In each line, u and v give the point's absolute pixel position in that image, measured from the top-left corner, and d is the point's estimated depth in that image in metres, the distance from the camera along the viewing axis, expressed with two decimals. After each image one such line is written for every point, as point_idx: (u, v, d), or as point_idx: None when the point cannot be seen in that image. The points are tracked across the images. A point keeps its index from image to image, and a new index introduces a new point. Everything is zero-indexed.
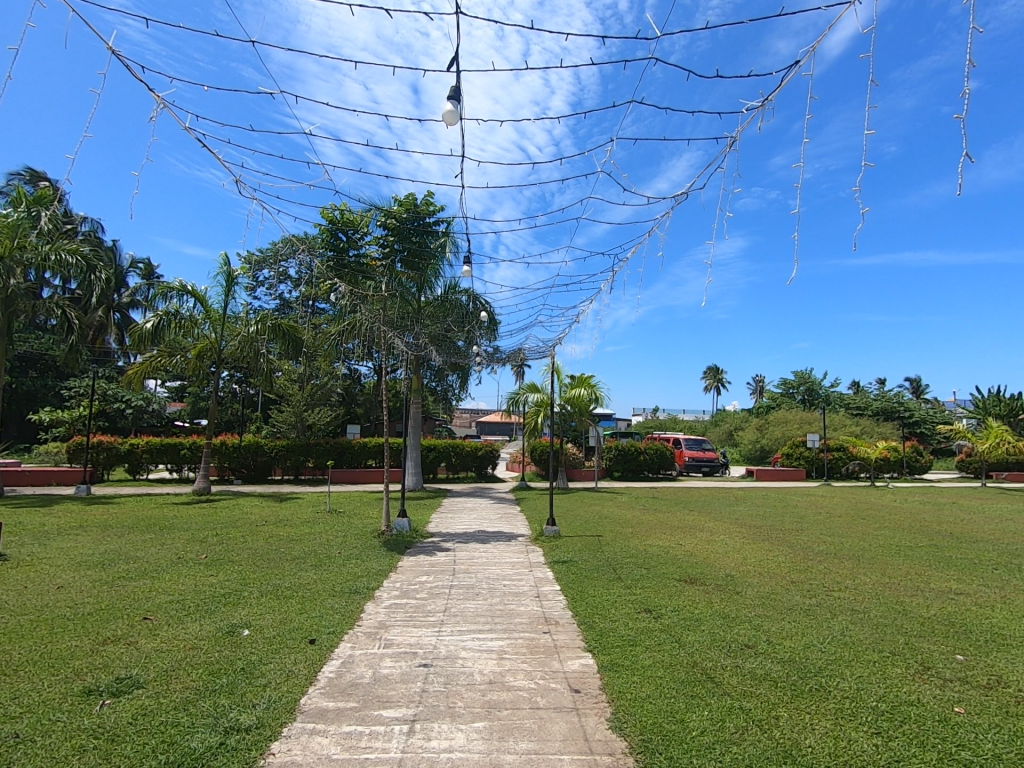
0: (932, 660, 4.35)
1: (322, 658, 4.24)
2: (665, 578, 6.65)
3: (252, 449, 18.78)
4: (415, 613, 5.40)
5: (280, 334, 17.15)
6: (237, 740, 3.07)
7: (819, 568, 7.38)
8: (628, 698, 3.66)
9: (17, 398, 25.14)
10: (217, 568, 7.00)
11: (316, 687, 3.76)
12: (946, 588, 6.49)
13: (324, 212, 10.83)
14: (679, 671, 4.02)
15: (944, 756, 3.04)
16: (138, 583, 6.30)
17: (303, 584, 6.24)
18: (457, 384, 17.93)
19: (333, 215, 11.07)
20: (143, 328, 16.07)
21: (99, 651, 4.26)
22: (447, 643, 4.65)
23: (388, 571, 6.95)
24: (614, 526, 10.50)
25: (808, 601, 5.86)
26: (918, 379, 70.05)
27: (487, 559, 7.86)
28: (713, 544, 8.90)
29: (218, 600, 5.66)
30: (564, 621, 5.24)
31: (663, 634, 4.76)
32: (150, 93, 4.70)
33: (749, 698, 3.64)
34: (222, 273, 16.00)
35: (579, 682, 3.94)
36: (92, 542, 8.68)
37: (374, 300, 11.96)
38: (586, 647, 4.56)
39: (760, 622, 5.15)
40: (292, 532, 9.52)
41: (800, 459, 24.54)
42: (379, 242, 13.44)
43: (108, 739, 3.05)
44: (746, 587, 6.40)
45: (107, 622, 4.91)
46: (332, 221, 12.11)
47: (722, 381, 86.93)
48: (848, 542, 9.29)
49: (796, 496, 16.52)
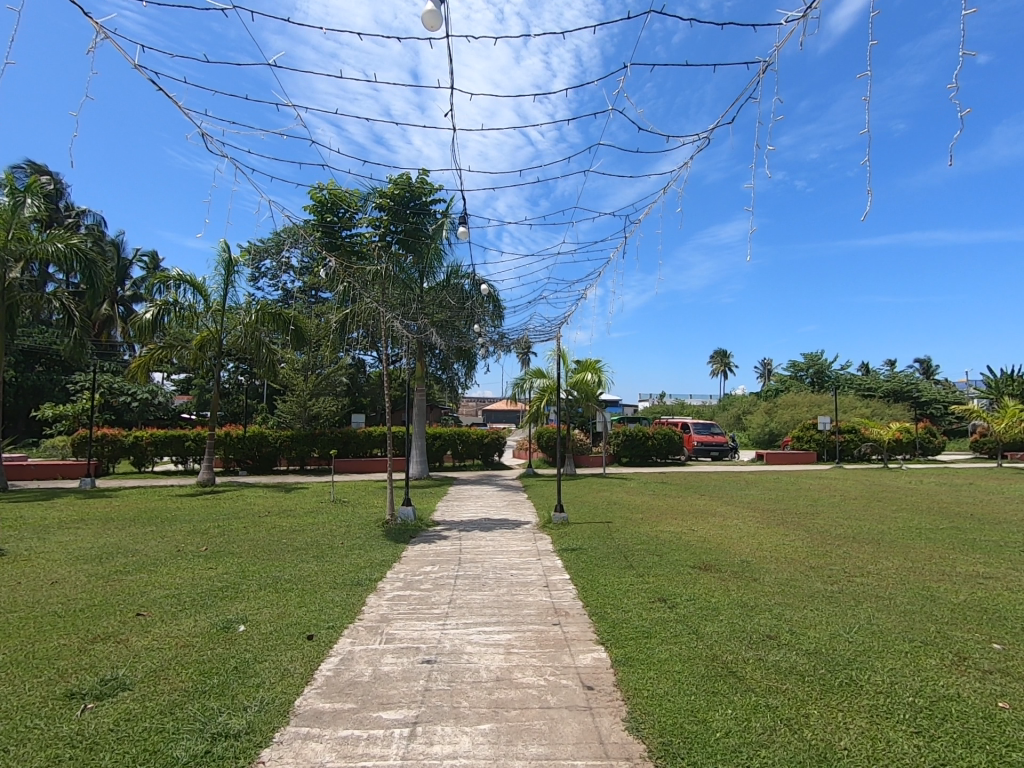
0: (969, 649, 4.08)
1: (322, 655, 4.03)
2: (678, 565, 6.42)
3: (257, 440, 18.65)
4: (420, 606, 5.17)
5: (283, 324, 16.98)
6: (225, 747, 2.85)
7: (838, 553, 7.11)
8: (644, 695, 3.42)
9: (24, 392, 25.10)
10: (217, 561, 6.80)
11: (313, 687, 3.54)
12: (972, 572, 6.22)
13: (311, 190, 10.33)
14: (698, 665, 3.78)
15: (995, 758, 2.77)
16: (134, 577, 6.11)
17: (304, 576, 6.03)
18: (462, 372, 17.43)
19: (322, 193, 10.54)
20: (143, 319, 15.92)
21: (88, 650, 4.06)
22: (453, 636, 4.43)
23: (392, 562, 6.73)
24: (624, 512, 10.28)
25: (830, 588, 5.60)
26: (928, 360, 69.35)
27: (494, 548, 7.62)
28: (726, 530, 8.63)
29: (215, 594, 5.45)
30: (574, 611, 5.02)
31: (679, 625, 4.51)
32: (88, 19, 4.09)
33: (776, 695, 3.39)
34: (221, 261, 15.72)
35: (592, 678, 3.70)
36: (92, 535, 8.53)
37: (373, 283, 11.57)
38: (599, 639, 4.33)
39: (781, 610, 4.89)
40: (295, 522, 9.32)
41: (811, 442, 24.25)
42: (373, 223, 13.12)
43: (87, 747, 2.84)
44: (764, 573, 6.14)
45: (99, 619, 4.72)
46: (322, 200, 11.54)
47: (730, 366, 86.68)
48: (866, 525, 9.02)
49: (808, 478, 16.27)
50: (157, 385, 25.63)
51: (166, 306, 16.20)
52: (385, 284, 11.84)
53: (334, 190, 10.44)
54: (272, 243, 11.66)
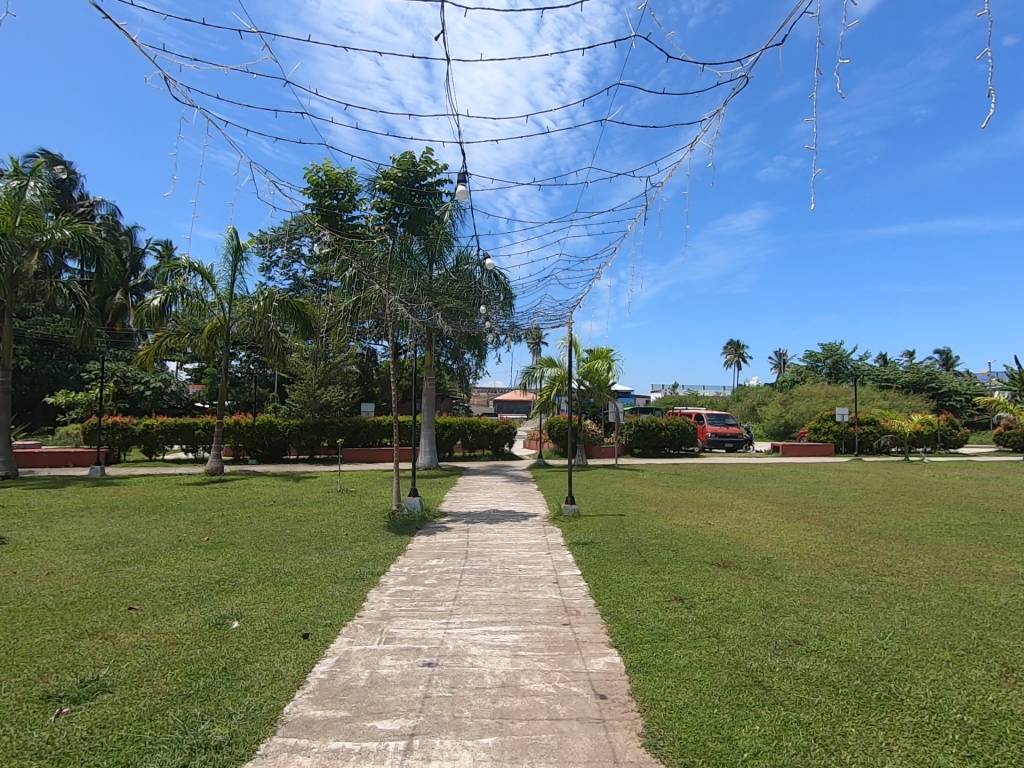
0: (1017, 660, 3.74)
1: (317, 656, 3.80)
2: (695, 562, 6.10)
3: (266, 429, 18.54)
4: (423, 602, 4.92)
5: (291, 312, 16.80)
6: (204, 760, 2.62)
7: (864, 550, 6.75)
8: (662, 708, 3.14)
9: (39, 380, 25.21)
10: (218, 552, 6.61)
11: (304, 692, 3.30)
12: (1011, 572, 5.84)
13: (310, 172, 10.02)
14: (720, 673, 3.48)
15: None
16: (131, 568, 5.93)
17: (305, 569, 5.81)
18: (473, 361, 17.11)
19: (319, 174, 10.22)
20: (151, 306, 15.84)
21: (74, 646, 3.87)
22: (456, 637, 4.16)
23: (396, 555, 6.50)
24: (637, 504, 9.97)
25: (858, 589, 5.26)
26: (949, 350, 67.71)
27: (503, 541, 7.36)
28: (744, 524, 8.29)
29: (211, 587, 5.25)
30: (586, 610, 4.74)
31: (698, 628, 4.22)
32: None
33: (808, 710, 3.09)
34: (229, 246, 15.50)
35: (605, 686, 3.42)
36: (95, 524, 8.39)
37: (378, 268, 11.27)
38: (612, 642, 4.05)
39: (807, 612, 4.58)
40: (300, 513, 9.12)
41: (829, 434, 23.70)
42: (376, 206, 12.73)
43: (56, 758, 2.62)
44: (786, 571, 5.82)
45: (89, 613, 4.53)
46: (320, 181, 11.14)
47: (743, 356, 85.75)
48: (891, 520, 8.62)
49: (827, 471, 15.83)
50: (170, 374, 25.64)
51: (174, 293, 16.05)
52: (394, 272, 11.49)
53: (331, 170, 10.01)
54: (282, 232, 11.44)
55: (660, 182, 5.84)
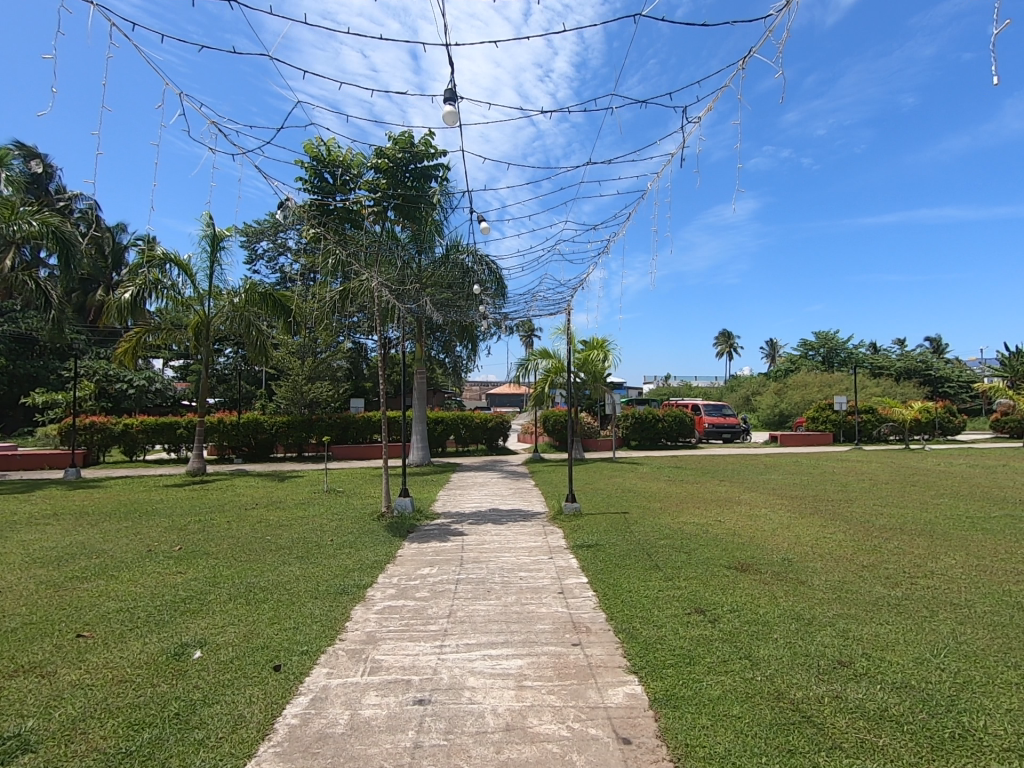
0: None
1: (288, 693, 3.25)
2: (711, 565, 5.60)
3: (252, 427, 17.86)
4: (413, 621, 4.38)
5: (270, 303, 16.21)
6: None
7: (889, 548, 6.28)
8: (699, 756, 2.62)
9: (18, 380, 24.34)
10: (188, 563, 6.02)
11: (269, 745, 2.75)
12: None
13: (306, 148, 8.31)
14: (762, 707, 2.99)
15: None
16: (90, 585, 5.34)
17: (283, 582, 5.25)
18: (466, 354, 16.50)
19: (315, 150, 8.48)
20: (122, 299, 14.95)
21: (2, 688, 3.30)
22: (451, 664, 3.63)
23: (385, 562, 5.96)
24: (641, 500, 9.49)
25: (894, 594, 4.78)
26: (938, 337, 67.89)
27: (500, 544, 6.84)
28: (756, 520, 7.82)
29: (175, 606, 4.67)
30: (597, 626, 4.21)
31: (726, 648, 3.72)
32: None
33: (872, 756, 2.59)
34: (207, 235, 14.74)
35: (628, 727, 2.90)
36: (60, 533, 7.76)
37: (371, 259, 10.40)
38: (631, 667, 3.54)
39: (845, 625, 4.08)
40: (283, 517, 8.54)
41: (827, 423, 23.44)
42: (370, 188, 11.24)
43: None
44: (811, 574, 5.34)
45: (30, 643, 3.94)
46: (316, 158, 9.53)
47: (733, 348, 86.15)
48: (909, 513, 8.18)
49: (830, 460, 15.47)
50: (154, 372, 24.89)
51: (150, 286, 15.23)
52: (389, 260, 10.75)
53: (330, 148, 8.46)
54: (269, 224, 10.99)
55: (693, 123, 5.04)
